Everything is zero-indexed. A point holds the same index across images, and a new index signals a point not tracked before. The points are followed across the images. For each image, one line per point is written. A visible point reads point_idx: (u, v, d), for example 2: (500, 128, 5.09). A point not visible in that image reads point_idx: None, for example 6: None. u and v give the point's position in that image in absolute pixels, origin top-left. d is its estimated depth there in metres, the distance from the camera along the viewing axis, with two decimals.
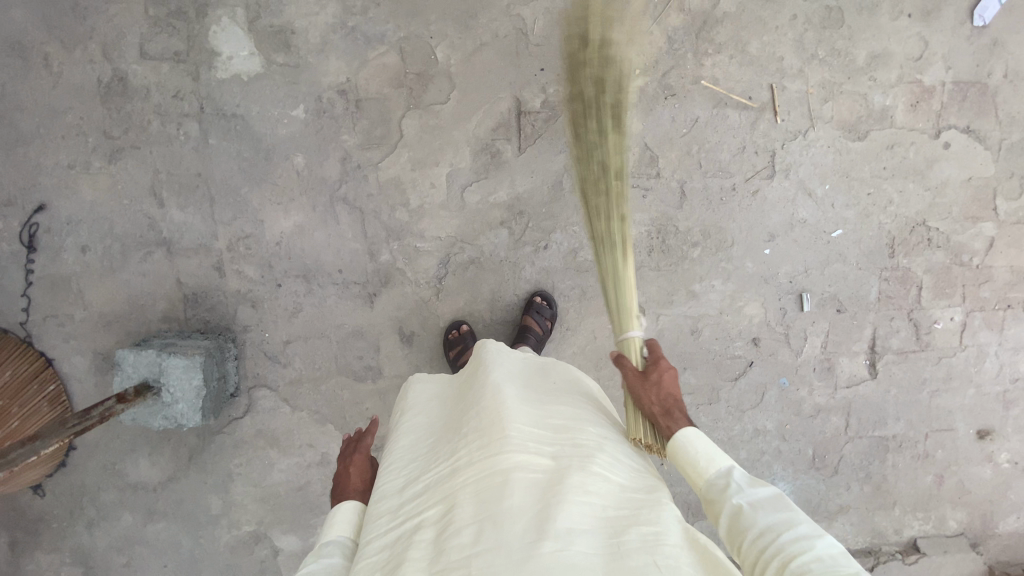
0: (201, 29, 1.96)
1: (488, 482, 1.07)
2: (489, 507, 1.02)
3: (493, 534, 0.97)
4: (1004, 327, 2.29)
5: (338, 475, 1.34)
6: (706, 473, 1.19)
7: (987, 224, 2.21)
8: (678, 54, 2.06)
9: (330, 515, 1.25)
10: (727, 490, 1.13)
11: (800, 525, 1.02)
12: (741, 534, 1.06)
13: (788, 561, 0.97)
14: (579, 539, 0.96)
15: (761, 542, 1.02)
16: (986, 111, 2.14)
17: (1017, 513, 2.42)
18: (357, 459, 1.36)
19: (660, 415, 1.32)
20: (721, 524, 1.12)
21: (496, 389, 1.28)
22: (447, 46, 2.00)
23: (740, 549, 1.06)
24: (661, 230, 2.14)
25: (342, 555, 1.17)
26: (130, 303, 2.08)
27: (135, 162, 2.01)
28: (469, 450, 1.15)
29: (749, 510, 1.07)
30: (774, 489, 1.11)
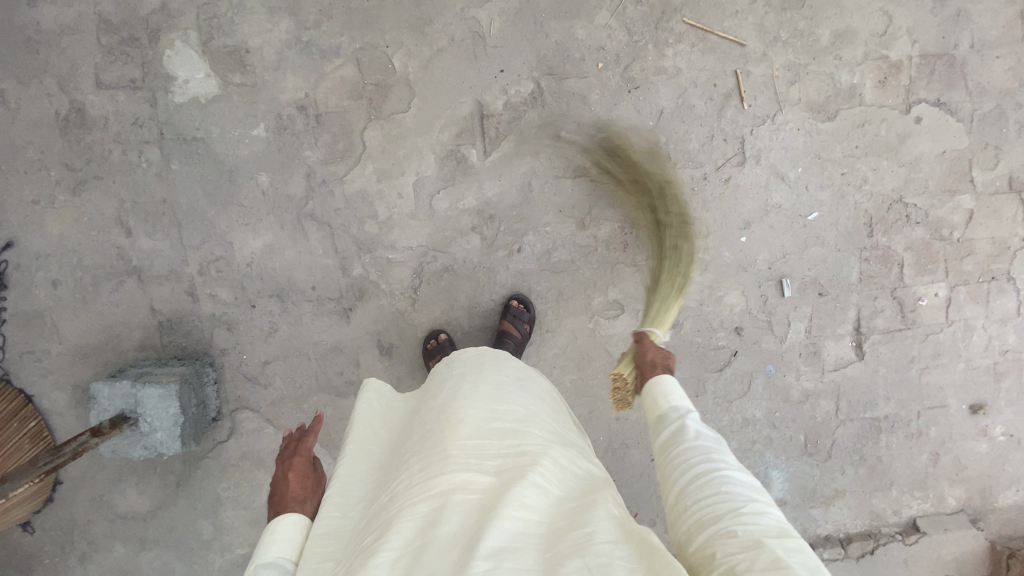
0: (155, 55, 1.95)
1: (427, 506, 1.07)
2: (426, 531, 1.02)
3: (426, 558, 0.97)
4: (990, 300, 2.26)
5: (277, 483, 1.29)
6: (667, 402, 1.25)
7: (965, 197, 2.17)
8: (638, 47, 2.03)
9: (267, 531, 1.18)
10: (676, 417, 1.21)
11: (726, 455, 1.10)
12: (675, 446, 1.14)
13: (712, 471, 1.06)
14: (511, 553, 0.95)
15: (690, 454, 1.11)
16: (955, 82, 2.11)
17: (1016, 486, 2.39)
18: (295, 463, 1.33)
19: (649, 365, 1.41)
20: (660, 438, 1.20)
21: (443, 412, 1.30)
22: (404, 54, 1.98)
23: (666, 459, 1.14)
24: (635, 225, 2.12)
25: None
26: (105, 333, 2.07)
27: (99, 193, 2.00)
28: (413, 475, 1.16)
29: (690, 431, 1.16)
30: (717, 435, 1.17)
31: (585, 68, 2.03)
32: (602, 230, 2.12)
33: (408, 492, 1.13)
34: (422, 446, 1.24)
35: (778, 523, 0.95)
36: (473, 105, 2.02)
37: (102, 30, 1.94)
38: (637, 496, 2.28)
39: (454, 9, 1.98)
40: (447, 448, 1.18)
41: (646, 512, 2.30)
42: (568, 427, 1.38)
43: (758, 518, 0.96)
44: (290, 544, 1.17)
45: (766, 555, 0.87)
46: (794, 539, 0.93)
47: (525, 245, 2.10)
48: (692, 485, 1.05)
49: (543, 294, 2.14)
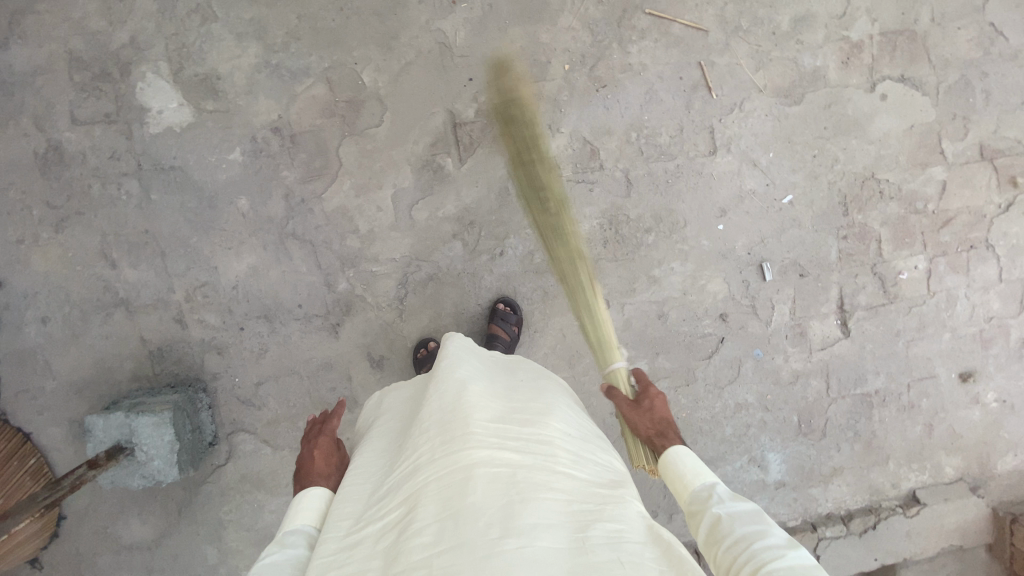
0: (127, 88, 1.98)
1: (451, 479, 1.07)
2: (452, 505, 1.03)
3: (455, 534, 0.98)
4: (970, 268, 2.28)
5: (302, 459, 1.33)
6: (691, 487, 1.25)
7: (936, 169, 2.20)
8: (603, 46, 2.06)
9: (294, 502, 1.23)
10: (709, 500, 1.20)
11: (772, 535, 1.07)
12: (717, 542, 1.12)
13: (759, 567, 1.02)
14: (543, 536, 0.97)
15: (735, 549, 1.08)
16: (918, 57, 2.14)
17: (1013, 451, 2.41)
18: (321, 443, 1.36)
19: (656, 437, 1.39)
20: (700, 532, 1.18)
21: (462, 387, 1.29)
22: (373, 70, 2.01)
23: (715, 555, 1.12)
24: (613, 221, 2.14)
25: (307, 546, 1.16)
26: (97, 366, 2.08)
27: (82, 228, 2.02)
28: (431, 448, 1.15)
29: (727, 520, 1.13)
30: (755, 505, 1.17)
31: (552, 71, 2.06)
32: (581, 228, 2.14)
33: (429, 464, 1.12)
34: (439, 415, 1.23)
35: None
36: (445, 115, 2.04)
37: (74, 68, 1.97)
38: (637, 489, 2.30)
39: (419, 22, 2.00)
40: (467, 421, 1.17)
41: (648, 504, 2.31)
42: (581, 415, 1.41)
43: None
44: (315, 514, 1.22)
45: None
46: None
47: (506, 249, 2.13)
48: None
49: (528, 295, 2.16)
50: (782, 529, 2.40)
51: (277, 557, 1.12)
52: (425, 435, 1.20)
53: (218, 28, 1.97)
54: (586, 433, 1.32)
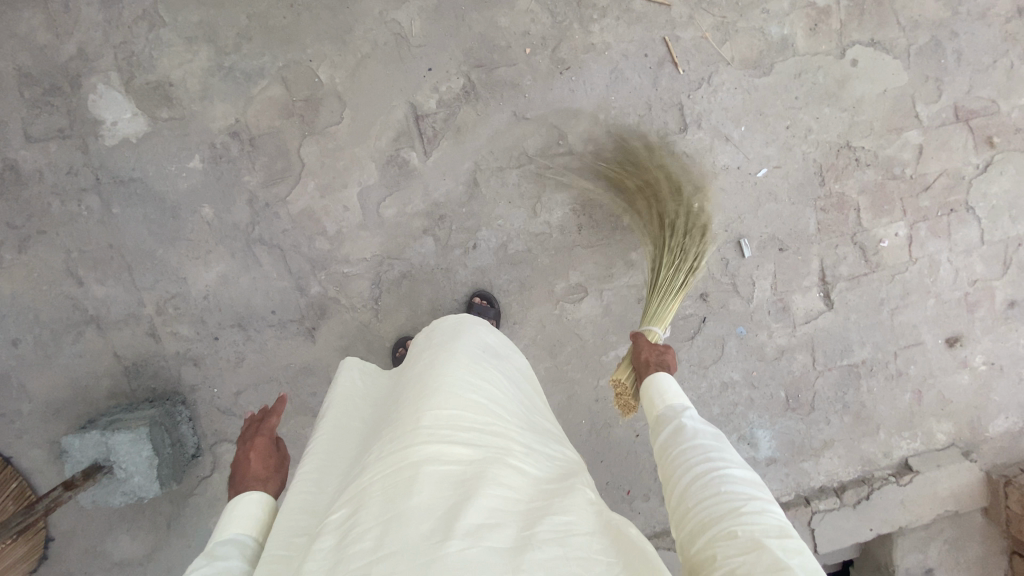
0: (79, 101, 1.93)
1: (398, 478, 1.05)
2: (396, 507, 0.99)
3: (397, 535, 0.94)
4: (952, 232, 2.25)
5: (238, 460, 1.30)
6: (665, 402, 1.27)
7: (912, 132, 2.16)
8: (563, 27, 2.01)
9: (227, 508, 1.20)
10: (673, 415, 1.22)
11: (727, 452, 1.09)
12: (674, 444, 1.14)
13: (710, 470, 1.05)
14: (488, 534, 0.93)
15: (688, 452, 1.10)
16: (887, 19, 2.09)
17: (1004, 413, 2.38)
18: (256, 443, 1.34)
19: (651, 365, 1.41)
20: (659, 437, 1.20)
21: (417, 386, 1.27)
22: (329, 66, 1.95)
23: (666, 459, 1.14)
24: (586, 206, 2.11)
25: (239, 556, 1.12)
26: (73, 386, 2.06)
27: (45, 247, 1.98)
28: (382, 450, 1.14)
29: (688, 429, 1.15)
30: (717, 429, 1.18)
31: (513, 56, 2.00)
32: (555, 216, 2.10)
33: (379, 464, 1.10)
34: (393, 420, 1.21)
35: (779, 523, 0.94)
36: (406, 108, 1.99)
37: (23, 84, 1.92)
38: (628, 474, 2.28)
39: (372, 13, 1.95)
40: (416, 421, 1.15)
41: (639, 489, 2.29)
42: (539, 410, 1.40)
43: (755, 516, 0.94)
44: (250, 520, 1.19)
45: (766, 554, 0.87)
46: (795, 539, 0.91)
47: (479, 241, 2.09)
48: (692, 483, 1.04)
49: (505, 287, 2.13)
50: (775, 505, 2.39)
51: (205, 570, 1.06)
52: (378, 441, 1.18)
53: (167, 33, 1.92)
54: (541, 431, 1.30)
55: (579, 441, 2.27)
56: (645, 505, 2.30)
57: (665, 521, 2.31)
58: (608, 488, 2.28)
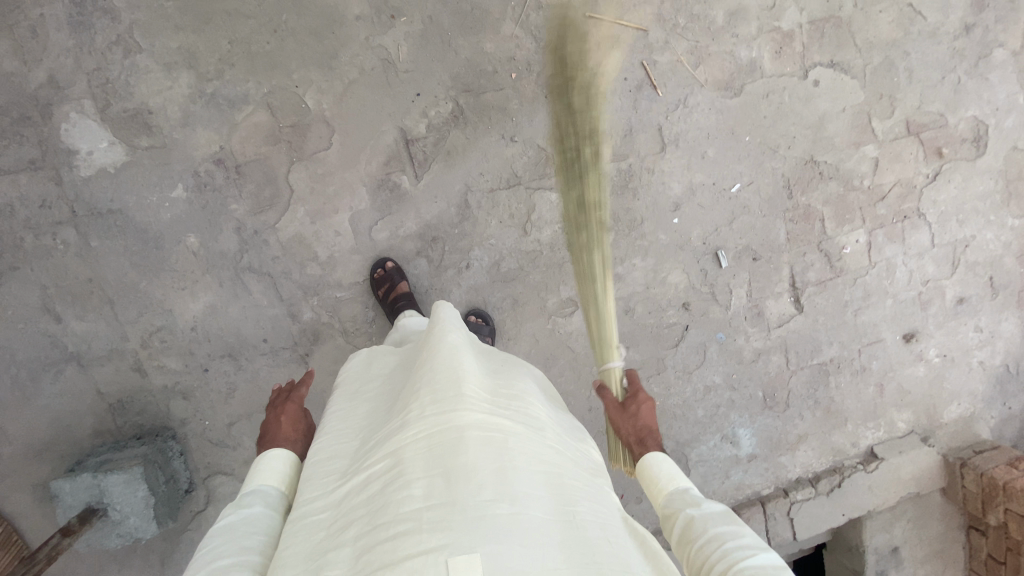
0: (51, 131, 1.85)
1: (442, 437, 1.11)
2: (444, 463, 1.06)
3: (447, 491, 1.02)
4: (906, 237, 2.44)
5: (268, 421, 1.40)
6: (664, 490, 1.32)
7: (868, 146, 2.33)
8: (547, 51, 2.07)
9: (256, 462, 1.30)
10: (682, 504, 1.27)
11: (744, 535, 1.15)
12: (690, 541, 1.18)
13: (732, 564, 1.09)
14: (534, 505, 1.04)
15: (707, 547, 1.14)
16: (845, 42, 2.25)
17: (956, 400, 2.61)
18: (287, 408, 1.43)
19: (636, 444, 1.46)
20: (673, 533, 1.25)
21: (455, 353, 1.30)
22: (315, 91, 1.94)
23: (688, 553, 1.18)
24: (573, 224, 2.18)
25: (262, 504, 1.21)
26: (54, 427, 1.98)
27: (19, 283, 1.90)
28: (420, 403, 1.18)
29: (700, 521, 1.20)
30: (725, 507, 1.25)
31: (499, 80, 2.05)
32: (544, 234, 2.16)
33: (421, 420, 1.15)
34: (431, 376, 1.24)
35: None
36: (396, 132, 2.00)
37: None
38: (620, 479, 2.37)
39: (358, 38, 1.94)
40: (460, 386, 1.19)
41: (632, 491, 2.39)
42: (554, 398, 1.52)
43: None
44: (274, 475, 1.28)
45: None
46: None
47: (472, 261, 2.13)
48: None
49: (498, 305, 2.18)
50: (757, 499, 2.53)
51: (233, 518, 1.16)
52: (415, 394, 1.22)
53: (144, 59, 1.86)
54: (564, 419, 1.43)
55: None
56: (637, 507, 2.40)
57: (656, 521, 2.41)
58: None
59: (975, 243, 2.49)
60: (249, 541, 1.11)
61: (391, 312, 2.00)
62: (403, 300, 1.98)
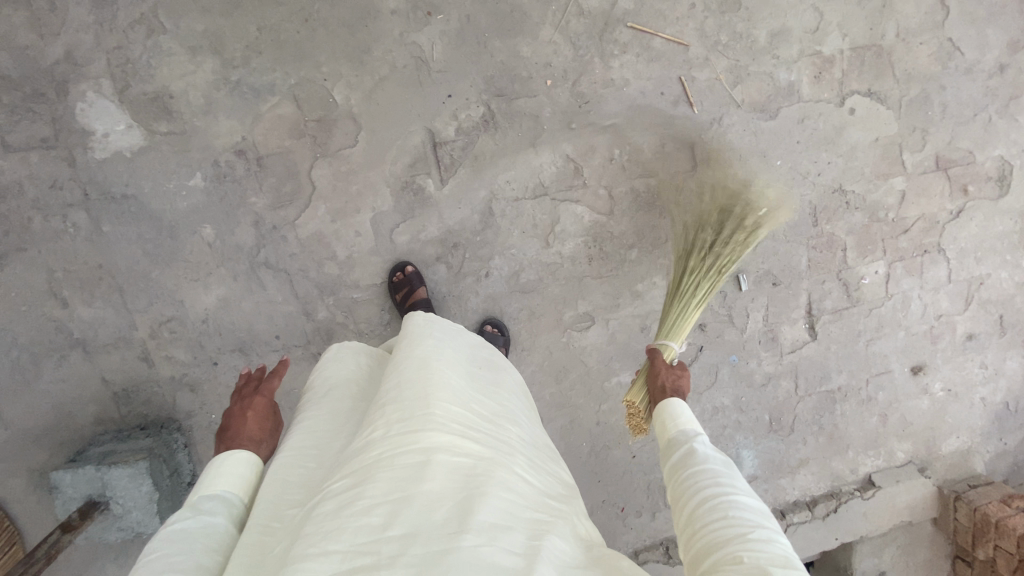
0: (66, 109, 1.78)
1: (406, 459, 0.98)
2: (405, 490, 0.93)
3: (408, 518, 0.89)
4: (924, 271, 2.44)
5: (233, 417, 1.27)
6: (678, 426, 1.25)
7: (897, 179, 2.31)
8: (584, 60, 2.01)
9: (214, 464, 1.15)
10: (685, 438, 1.21)
11: (737, 479, 1.09)
12: (685, 467, 1.14)
13: (721, 494, 1.05)
14: (503, 536, 0.88)
15: (698, 475, 1.10)
16: (884, 71, 2.21)
17: (956, 434, 2.64)
18: (255, 403, 1.30)
19: (662, 392, 1.40)
20: (670, 460, 1.20)
21: (424, 370, 1.17)
22: (344, 86, 1.87)
23: (676, 479, 1.14)
24: (596, 238, 2.14)
25: (225, 515, 1.08)
26: (55, 412, 1.94)
27: (24, 265, 1.84)
28: (386, 420, 1.07)
29: (700, 454, 1.15)
30: (728, 458, 1.17)
31: (534, 87, 1.99)
32: (567, 246, 2.13)
33: (384, 440, 1.03)
34: (398, 396, 1.11)
35: (784, 552, 0.93)
36: (424, 133, 1.94)
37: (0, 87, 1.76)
38: (623, 493, 2.38)
39: (392, 34, 1.87)
40: (428, 407, 1.07)
41: (633, 506, 2.40)
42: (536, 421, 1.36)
43: (763, 545, 0.93)
44: (238, 480, 1.15)
45: None
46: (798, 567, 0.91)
47: (492, 269, 2.09)
48: (700, 506, 1.04)
49: (515, 314, 2.15)
50: None
51: (189, 524, 1.04)
52: (382, 415, 1.09)
53: (167, 40, 1.78)
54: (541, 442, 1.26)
55: (578, 462, 2.35)
56: (637, 521, 2.41)
57: (655, 536, 2.43)
58: (604, 505, 2.37)
59: (990, 281, 2.50)
60: (207, 557, 1.00)
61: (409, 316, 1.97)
62: (421, 306, 1.94)
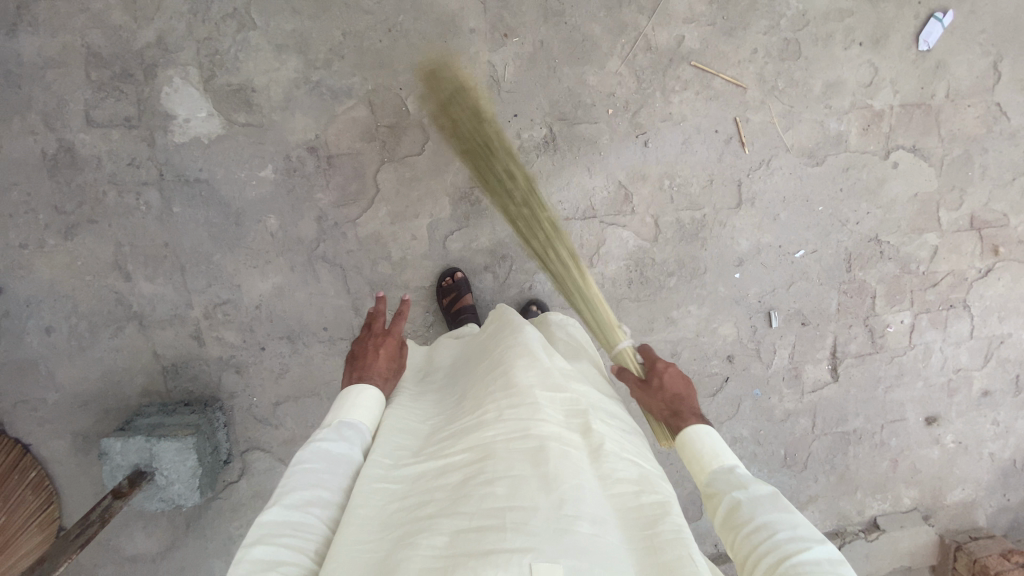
0: (151, 92, 1.85)
1: (522, 441, 1.03)
2: (523, 469, 0.98)
3: (529, 494, 0.94)
4: (947, 325, 2.50)
5: (366, 353, 1.32)
6: (712, 465, 1.21)
7: (931, 234, 2.38)
8: (647, 92, 2.08)
9: (351, 393, 1.22)
10: (726, 485, 1.16)
11: (798, 528, 1.04)
12: (737, 524, 1.08)
13: (783, 561, 0.99)
14: (612, 529, 0.94)
15: (756, 538, 1.04)
16: (930, 130, 2.28)
17: (962, 485, 2.70)
18: (387, 344, 1.35)
19: (671, 417, 1.32)
20: (715, 513, 1.14)
21: (531, 357, 1.23)
22: (418, 96, 1.95)
23: (732, 538, 1.09)
24: (638, 263, 2.21)
25: (359, 444, 1.15)
26: (105, 380, 2.00)
27: (93, 236, 1.91)
28: (499, 402, 1.12)
29: (748, 506, 1.09)
30: (772, 490, 1.14)
31: (596, 113, 2.07)
32: (609, 268, 2.20)
33: (500, 420, 1.08)
34: (508, 380, 1.17)
35: None
36: None
37: (91, 64, 1.83)
38: None
39: (469, 51, 1.95)
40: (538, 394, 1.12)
41: None
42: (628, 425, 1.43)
43: None
44: (368, 412, 1.21)
45: None
46: None
47: (536, 283, 2.16)
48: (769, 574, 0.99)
49: None
50: None
51: (334, 446, 1.10)
52: (491, 396, 1.14)
53: (256, 36, 1.85)
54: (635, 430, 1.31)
55: None
56: None
57: None
58: None
59: (1010, 340, 2.56)
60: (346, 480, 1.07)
61: (453, 321, 2.03)
62: (467, 312, 2.00)
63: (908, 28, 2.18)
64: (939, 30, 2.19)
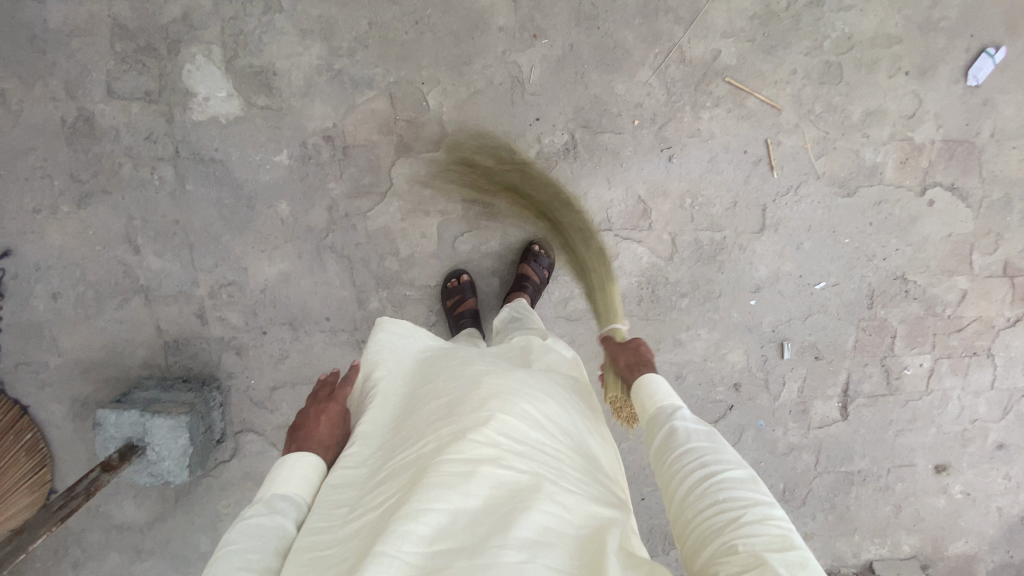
0: (173, 68, 1.84)
1: (449, 470, 0.99)
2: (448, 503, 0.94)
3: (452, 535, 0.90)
4: (968, 372, 2.40)
5: (308, 418, 1.27)
6: (655, 404, 1.22)
7: (961, 277, 2.27)
8: (676, 106, 2.01)
9: (283, 464, 1.16)
10: (667, 417, 1.16)
11: (723, 452, 1.05)
12: (670, 447, 1.09)
13: (709, 475, 1.00)
14: (546, 552, 0.88)
15: (684, 459, 1.05)
16: (971, 169, 2.17)
17: (965, 538, 2.60)
18: (330, 408, 1.29)
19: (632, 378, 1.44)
20: (653, 441, 1.15)
21: (471, 386, 1.20)
22: (439, 92, 1.91)
23: (663, 463, 1.09)
24: (651, 281, 2.15)
25: (292, 517, 1.08)
26: (107, 349, 2.01)
27: (106, 207, 1.91)
28: (433, 436, 1.09)
29: (682, 433, 1.10)
30: (709, 426, 1.14)
31: (621, 124, 2.00)
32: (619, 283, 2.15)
33: (431, 455, 1.05)
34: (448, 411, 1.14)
35: (781, 531, 0.88)
36: (505, 151, 1.97)
37: (116, 35, 1.82)
38: None
39: (496, 50, 1.90)
40: (474, 420, 1.09)
41: None
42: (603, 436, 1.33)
43: (758, 526, 0.89)
44: (305, 482, 1.14)
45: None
46: (797, 550, 0.85)
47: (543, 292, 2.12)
48: (693, 491, 0.99)
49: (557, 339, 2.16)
50: None
51: (265, 520, 1.04)
52: (430, 429, 1.12)
53: (282, 20, 1.83)
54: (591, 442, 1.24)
55: None
56: None
57: None
58: None
59: None
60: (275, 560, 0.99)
61: (454, 324, 2.00)
62: (468, 316, 1.97)
63: (959, 60, 2.07)
64: (991, 65, 2.07)
